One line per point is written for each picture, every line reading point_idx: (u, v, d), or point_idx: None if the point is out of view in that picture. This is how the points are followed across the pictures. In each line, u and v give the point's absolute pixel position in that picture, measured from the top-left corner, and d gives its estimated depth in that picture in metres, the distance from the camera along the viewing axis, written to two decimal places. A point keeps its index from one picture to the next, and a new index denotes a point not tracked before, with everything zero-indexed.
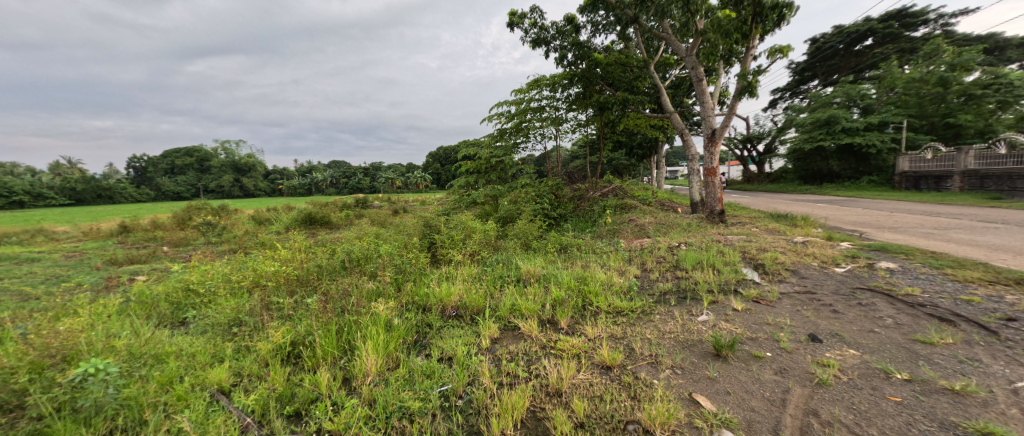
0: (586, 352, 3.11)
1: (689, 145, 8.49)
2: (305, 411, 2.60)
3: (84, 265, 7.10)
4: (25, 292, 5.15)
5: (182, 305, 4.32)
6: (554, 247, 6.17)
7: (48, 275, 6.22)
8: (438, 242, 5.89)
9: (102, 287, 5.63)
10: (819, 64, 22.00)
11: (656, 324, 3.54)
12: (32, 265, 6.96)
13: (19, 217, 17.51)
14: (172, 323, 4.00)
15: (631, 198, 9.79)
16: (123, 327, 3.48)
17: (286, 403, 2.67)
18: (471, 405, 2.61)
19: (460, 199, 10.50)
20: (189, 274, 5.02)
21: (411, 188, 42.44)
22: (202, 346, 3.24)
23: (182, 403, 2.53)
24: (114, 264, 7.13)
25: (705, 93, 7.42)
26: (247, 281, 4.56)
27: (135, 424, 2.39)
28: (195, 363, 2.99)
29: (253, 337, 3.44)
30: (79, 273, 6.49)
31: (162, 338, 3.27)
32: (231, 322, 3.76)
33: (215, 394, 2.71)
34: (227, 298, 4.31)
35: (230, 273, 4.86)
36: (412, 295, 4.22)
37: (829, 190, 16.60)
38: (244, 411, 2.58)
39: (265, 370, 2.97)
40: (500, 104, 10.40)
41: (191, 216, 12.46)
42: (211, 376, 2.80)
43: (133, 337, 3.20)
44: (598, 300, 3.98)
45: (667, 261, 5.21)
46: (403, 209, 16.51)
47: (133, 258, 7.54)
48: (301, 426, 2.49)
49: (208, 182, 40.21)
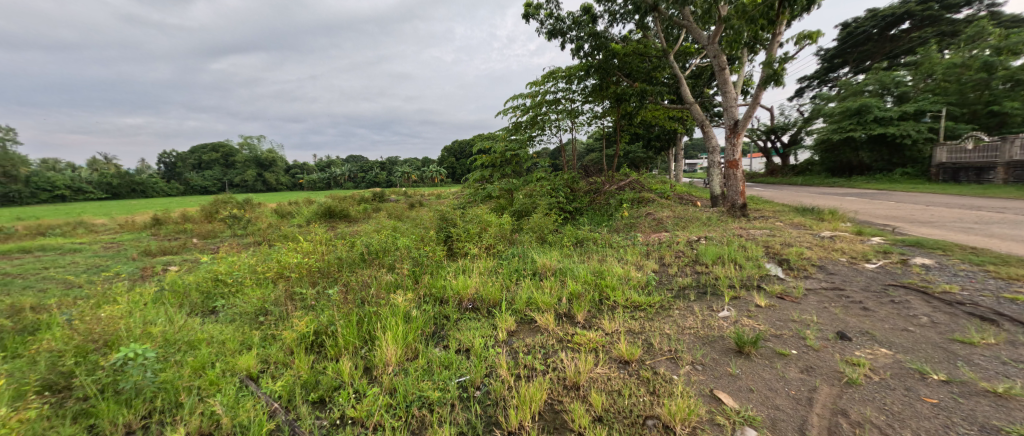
0: (603, 347, 3.06)
1: (709, 137, 8.24)
2: (328, 398, 2.63)
3: (121, 255, 7.38)
4: (69, 280, 5.43)
5: (212, 294, 4.43)
6: (569, 241, 6.10)
7: (89, 265, 6.51)
8: (453, 235, 5.93)
9: (138, 275, 5.86)
10: (851, 49, 21.22)
11: (675, 320, 3.46)
12: (74, 255, 7.28)
13: (62, 210, 18.54)
14: (203, 311, 4.11)
15: (647, 191, 9.64)
16: (158, 315, 3.59)
17: (310, 389, 2.70)
18: (490, 396, 2.60)
19: (475, 192, 10.47)
20: (217, 264, 5.16)
21: (426, 183, 42.61)
22: (232, 334, 3.31)
23: (214, 387, 2.59)
24: (148, 255, 7.41)
25: (727, 82, 7.17)
26: (271, 272, 4.63)
27: (172, 407, 2.46)
28: (225, 350, 3.06)
29: (278, 326, 3.50)
30: (116, 263, 6.75)
31: (194, 325, 3.36)
32: (258, 311, 3.87)
33: (244, 380, 2.75)
34: (253, 288, 4.39)
35: (256, 264, 4.96)
36: (430, 287, 4.24)
37: (860, 183, 15.98)
38: (271, 396, 2.62)
39: (290, 358, 3.01)
40: (515, 97, 10.35)
41: (217, 209, 12.82)
42: (240, 362, 2.85)
43: (168, 325, 3.29)
44: (615, 294, 3.94)
45: (686, 255, 5.11)
46: (419, 203, 16.69)
47: (166, 249, 7.81)
48: (325, 412, 2.52)
49: (234, 177, 41.68)
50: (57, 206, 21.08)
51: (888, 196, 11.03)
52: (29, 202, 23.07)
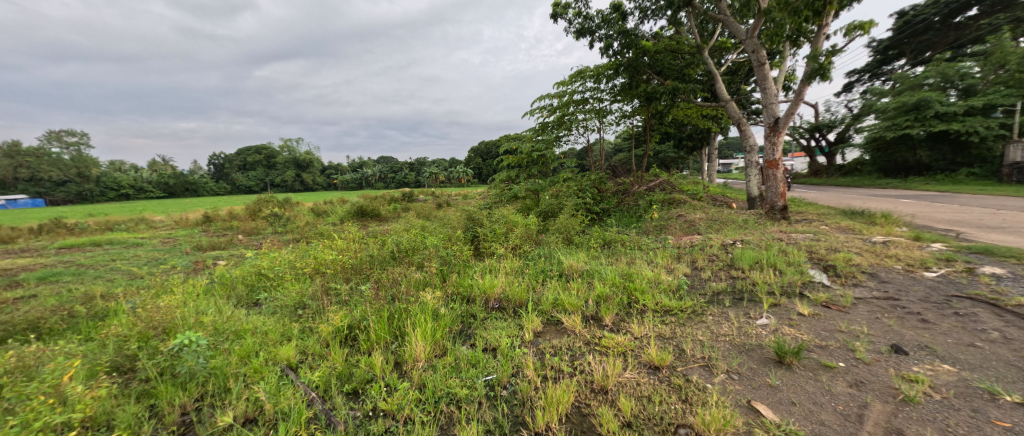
0: (632, 351, 2.95)
1: (746, 135, 7.89)
2: (362, 390, 2.65)
3: (176, 249, 7.86)
4: (133, 271, 5.85)
5: (255, 287, 4.63)
6: (596, 243, 5.96)
7: (149, 258, 6.98)
8: (480, 234, 5.93)
9: (191, 268, 6.21)
10: (909, 39, 19.84)
11: (709, 326, 3.29)
12: (137, 249, 7.83)
13: (127, 207, 20.12)
14: (248, 303, 4.29)
15: (679, 193, 9.32)
16: (209, 305, 3.79)
17: (345, 381, 2.74)
18: (516, 396, 2.55)
19: (501, 193, 10.46)
20: (260, 259, 5.39)
21: (453, 183, 43.05)
22: (274, 325, 3.42)
23: (257, 375, 2.71)
24: (199, 250, 7.84)
25: (767, 78, 6.82)
26: (309, 267, 4.77)
27: (221, 391, 2.61)
28: (268, 340, 3.17)
29: (315, 319, 3.58)
30: (173, 256, 7.20)
31: (240, 317, 3.53)
32: (296, 304, 3.99)
33: (284, 369, 2.84)
34: (292, 282, 4.53)
35: (295, 259, 5.14)
36: (457, 286, 4.23)
37: (917, 184, 14.90)
38: (309, 386, 2.68)
39: (326, 350, 3.07)
40: (542, 98, 10.29)
41: (260, 207, 13.45)
42: (281, 352, 2.95)
43: (217, 315, 3.48)
44: (644, 297, 3.80)
45: (720, 259, 4.88)
46: (446, 203, 16.87)
47: (215, 244, 8.23)
48: (358, 403, 2.55)
49: (275, 177, 43.63)
50: (120, 204, 22.83)
51: (948, 199, 10.20)
52: (112, 201, 29.26)
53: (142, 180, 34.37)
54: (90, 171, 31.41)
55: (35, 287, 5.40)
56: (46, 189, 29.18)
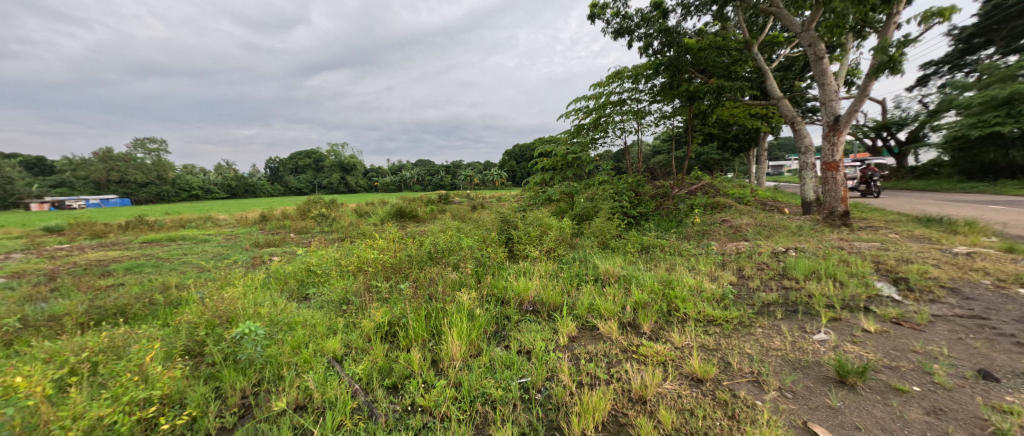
0: (672, 361, 2.79)
1: (800, 135, 7.38)
2: (401, 385, 2.70)
3: (237, 245, 8.40)
4: (201, 265, 6.32)
5: (306, 282, 4.83)
6: (633, 248, 5.72)
7: (214, 253, 7.51)
8: (514, 237, 5.88)
9: (251, 262, 6.60)
10: (998, 27, 17.86)
11: (758, 339, 3.04)
12: (205, 245, 8.45)
13: (196, 207, 21.90)
14: (298, 297, 4.49)
15: (724, 196, 8.84)
16: (265, 297, 4.09)
17: (385, 375, 2.79)
18: (551, 400, 2.48)
19: (534, 196, 10.33)
20: (310, 256, 5.64)
21: (488, 186, 43.43)
22: (322, 318, 3.58)
23: (307, 365, 2.85)
24: (257, 246, 8.31)
25: (827, 73, 6.35)
26: (352, 265, 4.90)
27: (275, 378, 2.79)
28: (316, 332, 3.32)
29: (358, 315, 3.65)
30: (235, 252, 7.69)
31: (292, 310, 3.78)
32: (341, 300, 4.10)
33: (330, 361, 2.94)
34: (338, 279, 4.68)
35: (341, 257, 5.33)
36: (491, 287, 4.18)
37: (1006, 189, 13.33)
38: (353, 378, 2.75)
39: (368, 345, 3.13)
40: (578, 100, 10.16)
41: (310, 207, 14.14)
42: (328, 345, 3.06)
43: (272, 307, 3.79)
44: (685, 305, 3.58)
45: (770, 268, 4.54)
46: (481, 205, 16.98)
47: (271, 241, 8.71)
48: (398, 398, 2.59)
49: (322, 180, 45.85)
50: (188, 204, 24.88)
51: None
52: (173, 199, 35.47)
53: (209, 183, 37.53)
54: (168, 174, 37.06)
55: (121, 276, 5.93)
56: (133, 189, 34.93)
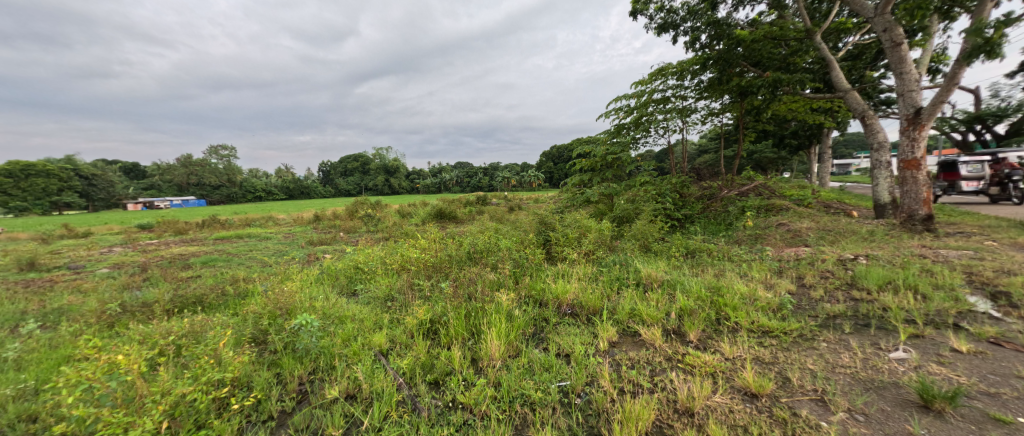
0: (722, 373, 2.61)
1: (872, 131, 6.74)
2: (442, 381, 2.70)
3: (293, 243, 8.87)
4: (264, 261, 6.73)
5: (353, 278, 4.96)
6: (677, 252, 5.40)
7: (274, 250, 7.97)
8: (552, 239, 5.73)
9: (306, 259, 6.92)
10: None
11: (822, 354, 2.76)
12: (268, 242, 9.01)
13: (257, 208, 23.57)
14: (348, 291, 4.62)
15: (779, 197, 8.23)
16: (319, 292, 4.27)
17: (427, 370, 2.80)
18: (592, 406, 2.40)
19: (573, 197, 10.10)
20: (358, 254, 5.81)
21: (524, 187, 43.35)
22: (369, 313, 3.65)
23: (356, 357, 2.92)
24: (311, 244, 8.72)
25: (906, 61, 5.76)
26: (396, 264, 4.99)
27: (327, 367, 2.88)
28: (365, 326, 3.39)
29: (401, 311, 3.68)
30: (292, 249, 8.12)
31: (342, 305, 3.87)
32: (386, 296, 4.17)
33: (377, 355, 2.98)
34: (383, 276, 4.78)
35: (386, 256, 5.44)
36: (529, 289, 4.08)
37: None
38: (398, 371, 2.79)
39: (411, 341, 3.14)
40: (618, 99, 9.87)
41: (357, 208, 14.72)
42: (375, 339, 3.11)
43: (325, 301, 3.94)
44: (736, 314, 3.30)
45: (836, 277, 4.11)
46: (518, 207, 16.91)
47: (323, 240, 9.12)
48: (439, 393, 2.60)
49: (368, 182, 47.78)
50: (248, 204, 26.74)
51: None
52: (241, 200, 38.99)
53: (270, 185, 40.34)
54: (237, 177, 40.63)
55: (200, 269, 6.41)
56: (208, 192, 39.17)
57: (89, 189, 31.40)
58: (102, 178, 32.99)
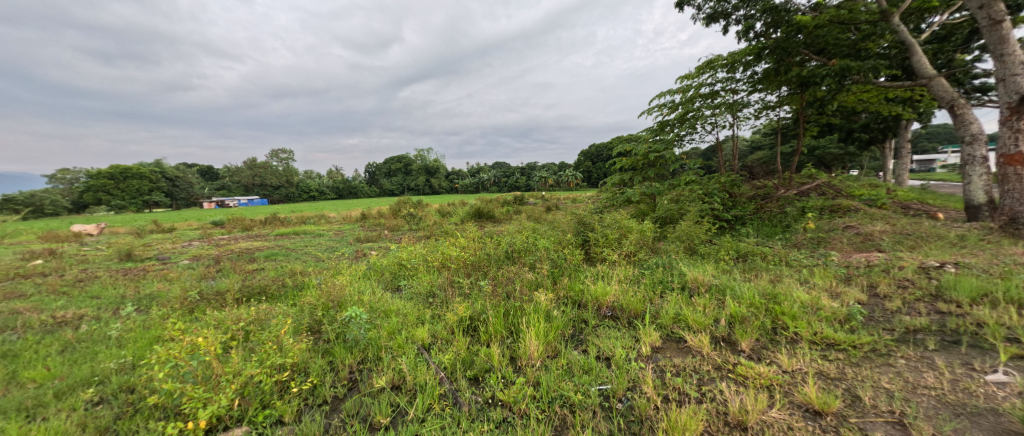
0: (779, 386, 2.41)
1: (964, 121, 6.01)
2: (482, 378, 2.66)
3: (343, 240, 9.24)
4: (317, 256, 7.05)
5: (398, 274, 5.02)
6: (727, 255, 5.04)
7: (325, 246, 8.33)
8: (591, 239, 5.53)
9: (354, 255, 7.16)
10: None
11: (899, 372, 2.44)
12: (321, 239, 9.47)
13: (310, 206, 25.01)
14: (393, 287, 4.69)
15: (845, 197, 7.51)
16: (366, 285, 4.37)
17: (467, 366, 2.76)
18: (634, 412, 2.31)
19: (612, 197, 9.74)
20: (402, 251, 5.90)
21: (561, 186, 42.80)
22: (413, 308, 3.64)
23: (401, 350, 2.92)
24: (358, 241, 9.03)
25: (1008, 42, 5.08)
26: (437, 261, 5.00)
27: (374, 359, 2.90)
28: (408, 320, 3.38)
29: (442, 307, 3.67)
30: (342, 245, 8.45)
31: (387, 299, 3.89)
32: (427, 293, 4.18)
33: (419, 348, 2.96)
34: (425, 273, 4.80)
35: (428, 254, 5.48)
36: (568, 289, 3.92)
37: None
38: (439, 365, 2.77)
39: (451, 336, 3.11)
40: (661, 94, 9.43)
41: (401, 207, 15.15)
42: (417, 333, 3.08)
43: (373, 295, 4.00)
44: (796, 324, 2.98)
45: (916, 287, 3.63)
46: (556, 207, 16.68)
47: (369, 237, 9.42)
48: (479, 390, 2.57)
49: (410, 182, 49.26)
50: (301, 203, 28.39)
51: None
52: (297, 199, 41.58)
53: (322, 186, 42.67)
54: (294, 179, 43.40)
55: (263, 262, 6.80)
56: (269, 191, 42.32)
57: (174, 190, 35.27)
58: (184, 179, 36.71)
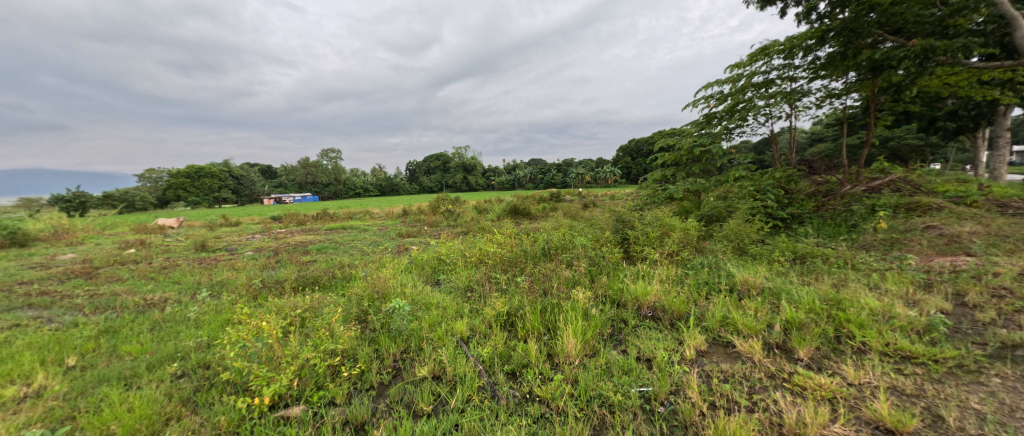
0: (843, 399, 2.17)
1: None
2: (519, 373, 2.59)
3: (386, 235, 9.51)
4: (363, 250, 7.29)
5: (437, 268, 5.05)
6: (782, 256, 4.63)
7: (369, 241, 8.62)
8: (631, 237, 5.30)
9: (396, 249, 7.34)
10: None
11: (994, 391, 2.12)
12: (366, 233, 9.80)
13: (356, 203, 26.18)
14: (432, 280, 4.73)
15: (925, 194, 6.72)
16: (408, 279, 4.42)
17: (504, 361, 2.70)
18: (678, 417, 2.17)
19: (653, 194, 9.30)
20: (440, 246, 5.95)
21: (598, 183, 42.07)
22: (451, 302, 3.64)
23: (440, 341, 2.91)
24: (400, 236, 9.25)
25: None
26: (474, 257, 4.98)
27: (416, 350, 2.90)
28: (447, 313, 3.38)
29: (480, 302, 3.63)
30: (385, 240, 8.69)
31: (427, 292, 3.91)
32: (466, 287, 4.17)
33: (458, 341, 2.94)
34: (463, 268, 4.80)
35: (465, 249, 5.48)
36: (606, 288, 3.75)
37: None
38: (478, 359, 2.72)
39: (488, 331, 3.07)
40: (708, 85, 8.88)
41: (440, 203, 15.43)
42: (456, 326, 3.07)
43: (415, 288, 4.04)
44: (863, 332, 2.66)
45: (1017, 297, 3.14)
46: (594, 204, 16.29)
47: (410, 232, 9.64)
48: (517, 384, 2.49)
49: (450, 179, 50.22)
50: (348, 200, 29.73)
51: None
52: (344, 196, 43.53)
53: (368, 183, 44.46)
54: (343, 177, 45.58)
55: (315, 254, 7.12)
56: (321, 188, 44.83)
57: (240, 188, 38.34)
58: (248, 177, 39.71)
